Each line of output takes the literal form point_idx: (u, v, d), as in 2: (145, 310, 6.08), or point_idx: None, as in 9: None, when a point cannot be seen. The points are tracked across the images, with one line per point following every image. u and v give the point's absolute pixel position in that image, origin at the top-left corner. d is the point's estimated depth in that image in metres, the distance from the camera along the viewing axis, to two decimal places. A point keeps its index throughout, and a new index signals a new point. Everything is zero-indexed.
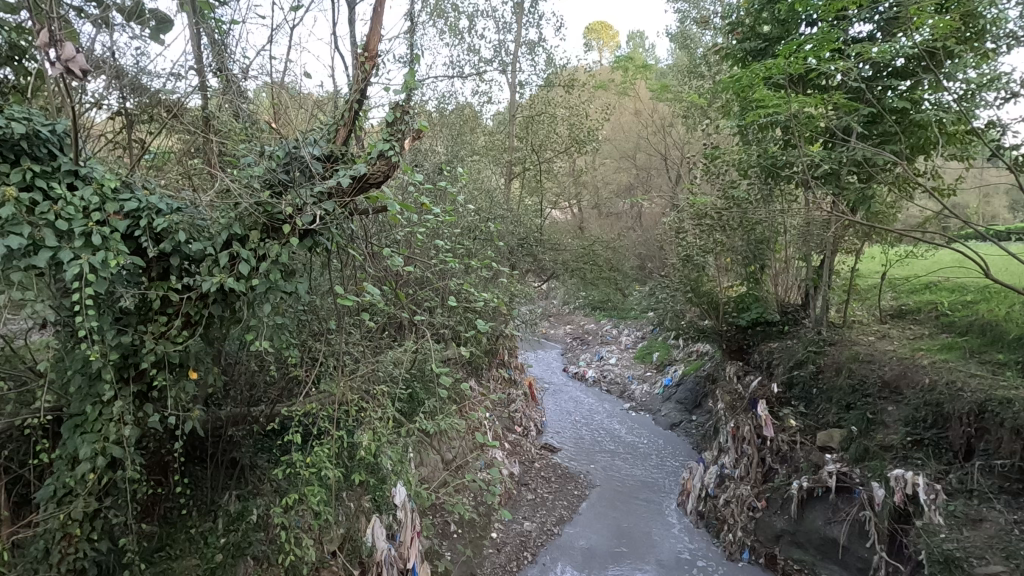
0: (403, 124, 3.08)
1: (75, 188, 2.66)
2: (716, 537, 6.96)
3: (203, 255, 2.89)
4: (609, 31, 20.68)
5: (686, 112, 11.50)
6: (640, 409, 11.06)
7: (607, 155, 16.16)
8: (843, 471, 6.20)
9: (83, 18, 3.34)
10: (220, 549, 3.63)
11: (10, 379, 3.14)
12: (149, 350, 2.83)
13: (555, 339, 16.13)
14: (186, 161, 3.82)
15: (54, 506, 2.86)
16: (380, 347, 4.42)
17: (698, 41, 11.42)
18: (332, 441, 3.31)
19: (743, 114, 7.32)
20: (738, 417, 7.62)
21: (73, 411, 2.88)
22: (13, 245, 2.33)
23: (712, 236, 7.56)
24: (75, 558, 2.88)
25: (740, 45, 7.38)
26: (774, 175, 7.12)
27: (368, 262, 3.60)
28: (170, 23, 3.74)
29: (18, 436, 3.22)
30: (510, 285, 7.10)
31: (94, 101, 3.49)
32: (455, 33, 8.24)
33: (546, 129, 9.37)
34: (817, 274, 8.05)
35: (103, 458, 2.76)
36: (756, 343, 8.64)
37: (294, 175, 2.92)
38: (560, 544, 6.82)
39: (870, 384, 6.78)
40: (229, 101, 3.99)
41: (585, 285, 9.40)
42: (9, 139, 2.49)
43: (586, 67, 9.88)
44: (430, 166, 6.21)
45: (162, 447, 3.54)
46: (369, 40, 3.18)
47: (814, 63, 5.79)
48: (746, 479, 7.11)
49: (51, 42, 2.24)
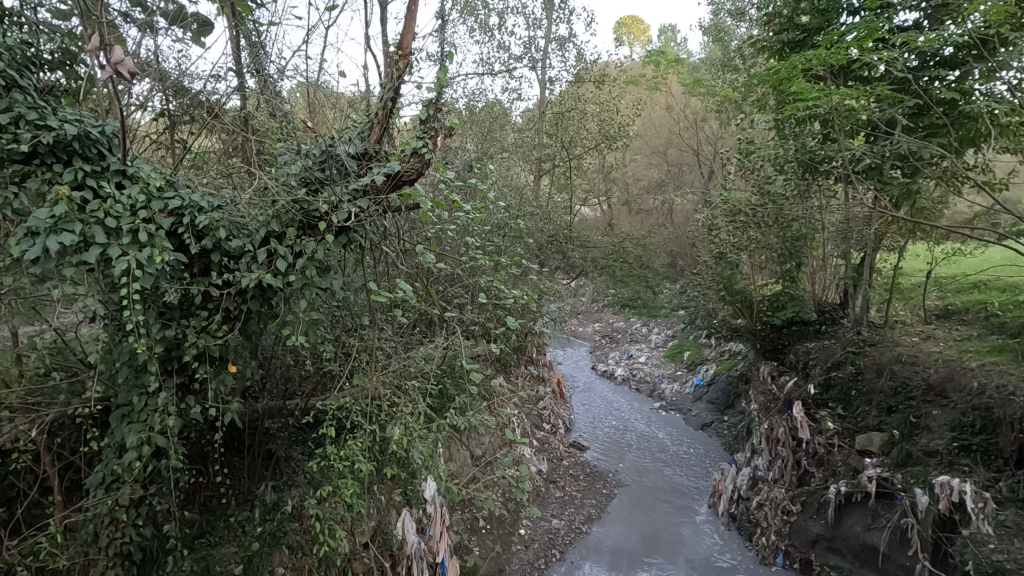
0: (436, 121, 3.10)
1: (123, 187, 2.77)
2: (748, 541, 6.83)
3: (242, 252, 2.98)
4: (639, 26, 20.46)
5: (719, 107, 11.25)
6: (670, 409, 10.91)
7: (637, 151, 15.95)
8: (884, 477, 6.00)
9: (129, 23, 3.46)
10: (256, 538, 3.74)
11: (62, 369, 3.30)
12: (191, 343, 2.93)
13: (583, 337, 16.03)
14: (225, 161, 3.94)
15: (102, 492, 2.99)
16: (411, 343, 4.47)
17: (732, 33, 11.13)
18: (365, 435, 3.38)
19: (779, 107, 7.11)
20: (772, 418, 7.39)
21: (120, 402, 3.00)
22: (66, 242, 2.42)
23: (746, 233, 7.39)
24: (121, 543, 3.00)
25: (777, 37, 7.19)
26: (812, 168, 6.91)
27: (400, 258, 3.64)
28: (211, 27, 3.87)
29: (69, 424, 3.38)
30: (540, 282, 7.07)
31: (139, 103, 3.63)
32: (485, 30, 8.24)
33: (576, 126, 9.30)
34: (857, 273, 7.79)
35: (148, 447, 2.87)
36: (791, 343, 8.40)
37: (330, 172, 2.96)
38: (588, 543, 6.78)
39: (914, 386, 6.53)
40: (267, 101, 4.10)
41: (615, 283, 9.35)
42: (62, 140, 2.61)
43: (616, 62, 9.75)
44: (461, 164, 6.23)
45: (203, 438, 3.66)
46: (403, 38, 3.18)
47: (857, 54, 5.58)
48: (780, 482, 6.96)
49: (102, 46, 2.35)
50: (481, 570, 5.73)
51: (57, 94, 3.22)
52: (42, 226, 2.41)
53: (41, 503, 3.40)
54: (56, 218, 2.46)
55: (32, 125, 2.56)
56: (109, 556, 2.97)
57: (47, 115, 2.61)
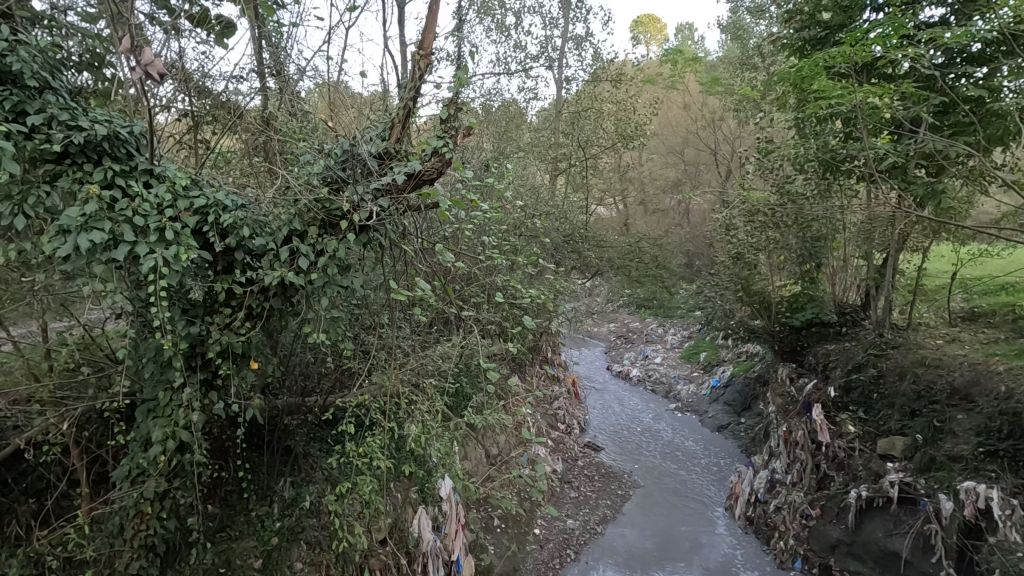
0: (457, 120, 3.10)
1: (149, 186, 2.83)
2: (766, 544, 6.76)
3: (265, 250, 3.02)
4: (657, 24, 20.37)
5: (737, 105, 11.11)
6: (686, 410, 10.84)
7: (653, 151, 15.88)
8: (906, 481, 5.91)
9: (155, 25, 3.52)
10: (276, 533, 3.80)
11: (90, 364, 3.38)
12: (214, 340, 2.97)
13: (599, 336, 15.95)
14: (246, 160, 3.99)
15: (128, 485, 3.07)
16: (429, 342, 4.50)
17: (751, 31, 10.98)
18: (384, 433, 3.41)
19: (800, 106, 6.98)
20: (791, 420, 7.35)
21: (147, 396, 3.08)
22: (96, 240, 2.47)
23: (765, 233, 7.29)
24: (146, 535, 3.07)
25: (798, 34, 7.07)
26: (833, 168, 6.78)
27: (419, 257, 3.65)
28: (234, 28, 3.94)
29: (96, 418, 3.46)
30: (556, 282, 7.05)
31: (163, 104, 3.72)
32: (502, 30, 8.24)
33: (592, 125, 9.19)
34: (879, 274, 7.66)
35: (172, 442, 2.93)
36: (811, 344, 8.28)
37: (351, 172, 3.00)
38: (603, 544, 6.76)
39: (938, 390, 6.38)
40: (288, 101, 4.18)
41: (631, 283, 9.31)
42: (93, 140, 2.67)
43: (633, 61, 9.69)
44: (478, 164, 6.22)
45: (224, 433, 3.72)
46: (424, 38, 3.19)
47: (882, 51, 5.47)
48: (799, 486, 6.88)
49: (133, 48, 2.42)
50: (495, 569, 5.74)
51: (85, 96, 3.29)
52: (74, 224, 2.47)
53: (69, 495, 3.50)
54: (86, 216, 2.51)
55: (64, 126, 2.62)
56: (134, 548, 3.05)
57: (78, 116, 2.68)
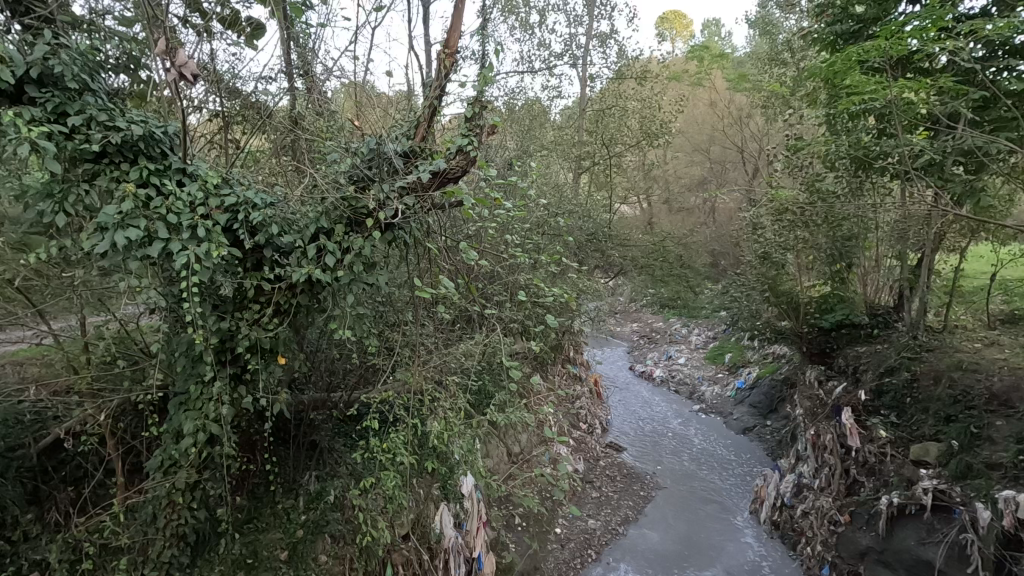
0: (482, 119, 3.11)
1: (182, 185, 2.91)
2: (793, 550, 6.64)
3: (293, 248, 3.07)
4: (682, 22, 20.09)
5: (765, 103, 10.89)
6: (710, 411, 10.69)
7: (678, 149, 15.70)
8: (941, 489, 5.70)
9: (188, 28, 3.61)
10: (301, 525, 3.92)
11: (125, 358, 3.49)
12: (244, 335, 3.03)
13: (622, 336, 15.81)
14: (275, 159, 4.07)
15: (161, 475, 3.17)
16: (452, 339, 4.53)
17: (780, 26, 10.74)
18: (407, 429, 3.45)
19: (832, 102, 6.80)
20: (819, 424, 7.21)
21: (179, 389, 3.16)
22: (132, 237, 2.55)
23: (794, 232, 7.13)
24: (178, 524, 3.17)
25: (829, 29, 6.90)
26: (865, 166, 6.60)
27: (443, 255, 3.67)
28: (264, 30, 4.02)
29: (131, 410, 3.58)
30: (579, 281, 7.02)
31: (195, 105, 3.82)
32: (526, 28, 8.23)
33: (617, 123, 9.11)
34: (913, 275, 7.43)
35: (203, 434, 3.01)
36: (841, 346, 8.10)
37: (377, 171, 3.04)
38: (624, 545, 6.73)
39: (975, 395, 6.16)
40: (315, 101, 4.25)
41: (655, 282, 9.22)
42: (130, 140, 2.76)
43: (659, 58, 9.58)
44: (501, 162, 6.23)
45: (252, 427, 3.79)
46: (450, 36, 3.19)
47: (918, 44, 5.30)
48: (826, 491, 6.74)
49: (168, 49, 2.50)
50: (517, 567, 5.75)
51: (122, 97, 3.39)
52: (111, 221, 2.56)
53: (106, 483, 3.63)
54: (123, 214, 2.60)
55: (103, 126, 2.70)
56: (166, 536, 3.14)
57: (116, 116, 2.76)
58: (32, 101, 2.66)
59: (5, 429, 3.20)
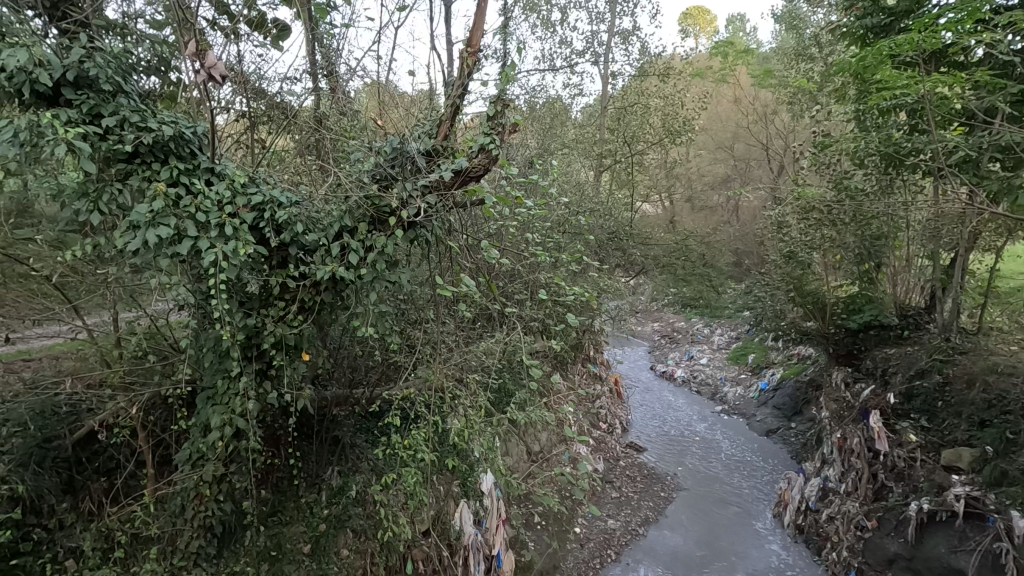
0: (503, 118, 3.11)
1: (211, 184, 2.96)
2: (817, 555, 6.52)
3: (317, 246, 3.12)
4: (705, 17, 19.80)
5: (791, 99, 10.67)
6: (732, 413, 10.54)
7: (701, 146, 15.50)
8: (974, 496, 5.54)
9: (216, 30, 3.68)
10: (323, 519, 3.95)
11: (155, 353, 3.58)
12: (270, 332, 3.09)
13: (642, 335, 15.68)
14: (299, 158, 4.13)
15: (190, 468, 3.26)
16: (473, 337, 4.56)
17: (808, 21, 10.52)
18: (428, 426, 3.47)
19: (861, 97, 6.64)
20: (846, 427, 7.06)
21: (207, 384, 3.24)
22: (163, 235, 2.62)
23: (820, 231, 6.98)
24: (205, 515, 3.28)
25: (859, 23, 6.73)
26: (896, 163, 6.43)
27: (465, 254, 3.68)
28: (289, 32, 4.07)
29: (161, 404, 3.67)
30: (600, 280, 6.97)
31: (223, 106, 3.90)
32: (548, 26, 8.20)
33: (638, 120, 9.03)
34: (946, 275, 7.21)
35: (229, 428, 3.08)
36: (868, 347, 7.91)
37: (400, 169, 3.07)
38: (644, 545, 6.69)
39: (1012, 400, 5.96)
40: (339, 102, 4.30)
41: (677, 281, 9.11)
42: (161, 140, 2.82)
43: (682, 55, 9.47)
44: (522, 161, 6.23)
45: (277, 422, 3.86)
46: (472, 35, 3.19)
47: (953, 37, 5.14)
48: (853, 495, 6.58)
49: (197, 52, 2.55)
50: (536, 566, 5.76)
51: (154, 99, 3.48)
52: (143, 220, 2.63)
53: (136, 475, 3.74)
54: (154, 213, 2.67)
55: (135, 127, 2.77)
56: (194, 527, 3.25)
57: (147, 117, 2.83)
58: (68, 102, 2.74)
59: (44, 420, 3.36)
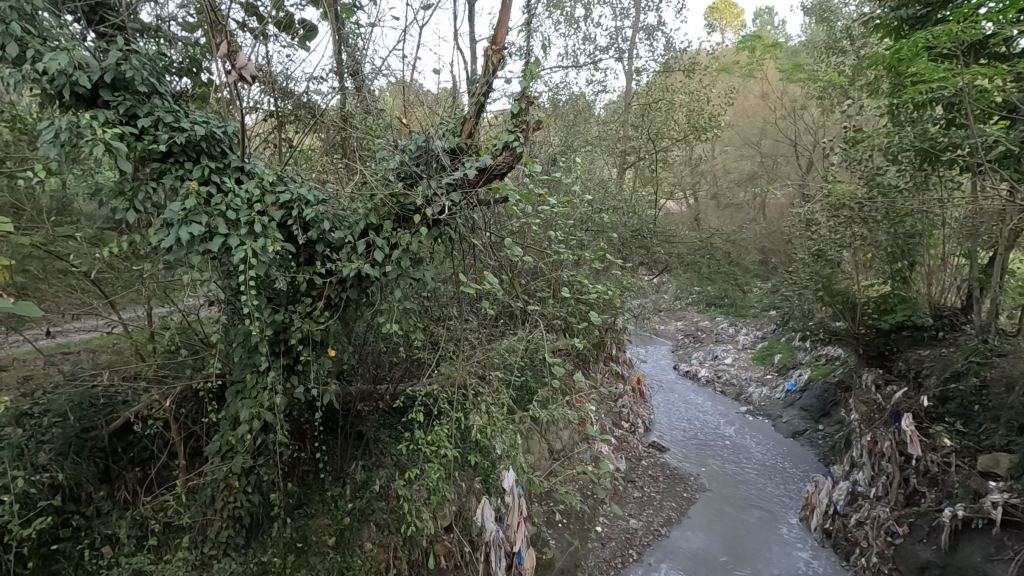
0: (527, 115, 3.09)
1: (240, 182, 3.03)
2: (845, 560, 6.38)
3: (343, 243, 3.15)
4: (733, 11, 19.39)
5: (821, 93, 10.40)
6: (758, 414, 10.37)
7: (727, 143, 15.22)
8: (1012, 503, 5.35)
9: (246, 31, 3.75)
10: (348, 513, 4.01)
11: (187, 347, 3.68)
12: (297, 328, 3.15)
13: (665, 334, 15.52)
14: (326, 157, 4.20)
15: (219, 460, 3.35)
16: (496, 335, 4.57)
17: (839, 13, 10.24)
18: (450, 423, 3.49)
19: (895, 91, 6.44)
20: (876, 430, 6.88)
21: (236, 379, 3.31)
22: (195, 232, 2.68)
23: (850, 229, 6.80)
24: (234, 506, 3.37)
25: (894, 14, 6.52)
26: (931, 158, 6.22)
27: (488, 251, 3.69)
28: (316, 32, 4.14)
29: (192, 397, 3.77)
30: (623, 278, 6.91)
31: (252, 106, 3.98)
32: (571, 23, 8.16)
33: (663, 116, 8.88)
34: (984, 274, 6.96)
35: (258, 422, 3.15)
36: (901, 349, 7.69)
37: (425, 167, 3.09)
38: (666, 546, 6.63)
39: None
40: (364, 101, 4.34)
41: (701, 279, 8.90)
42: (193, 140, 2.89)
43: (708, 49, 9.31)
44: (545, 158, 6.21)
45: (303, 416, 3.93)
46: (497, 32, 3.18)
47: (994, 28, 4.94)
48: (883, 500, 6.42)
49: (228, 53, 2.60)
50: (557, 564, 5.76)
51: (187, 100, 3.57)
52: (176, 218, 2.69)
53: (169, 466, 3.84)
54: (187, 211, 2.74)
55: (169, 127, 2.85)
56: (223, 518, 3.35)
57: (181, 118, 2.90)
58: (106, 104, 2.83)
59: (83, 411, 3.48)
